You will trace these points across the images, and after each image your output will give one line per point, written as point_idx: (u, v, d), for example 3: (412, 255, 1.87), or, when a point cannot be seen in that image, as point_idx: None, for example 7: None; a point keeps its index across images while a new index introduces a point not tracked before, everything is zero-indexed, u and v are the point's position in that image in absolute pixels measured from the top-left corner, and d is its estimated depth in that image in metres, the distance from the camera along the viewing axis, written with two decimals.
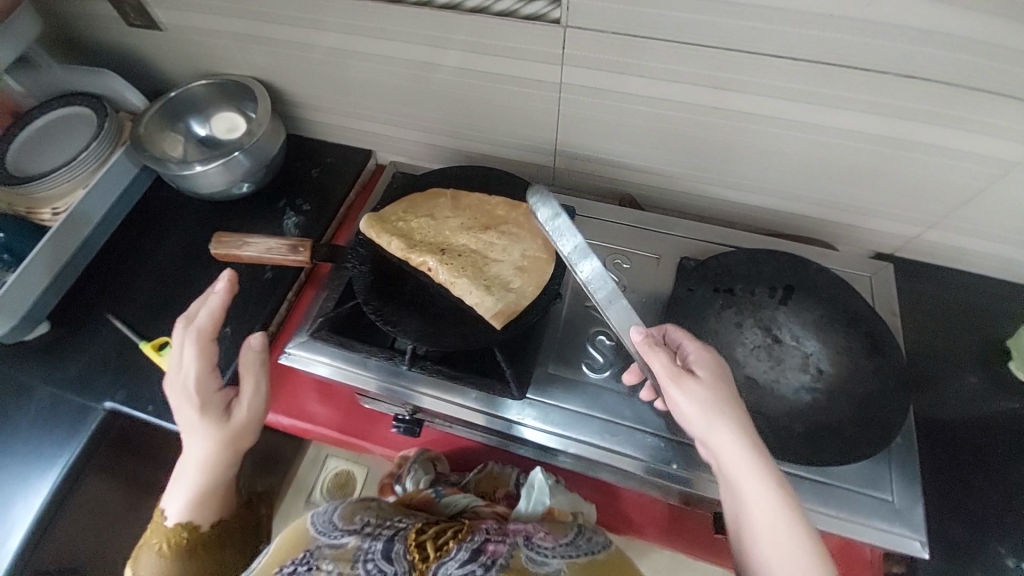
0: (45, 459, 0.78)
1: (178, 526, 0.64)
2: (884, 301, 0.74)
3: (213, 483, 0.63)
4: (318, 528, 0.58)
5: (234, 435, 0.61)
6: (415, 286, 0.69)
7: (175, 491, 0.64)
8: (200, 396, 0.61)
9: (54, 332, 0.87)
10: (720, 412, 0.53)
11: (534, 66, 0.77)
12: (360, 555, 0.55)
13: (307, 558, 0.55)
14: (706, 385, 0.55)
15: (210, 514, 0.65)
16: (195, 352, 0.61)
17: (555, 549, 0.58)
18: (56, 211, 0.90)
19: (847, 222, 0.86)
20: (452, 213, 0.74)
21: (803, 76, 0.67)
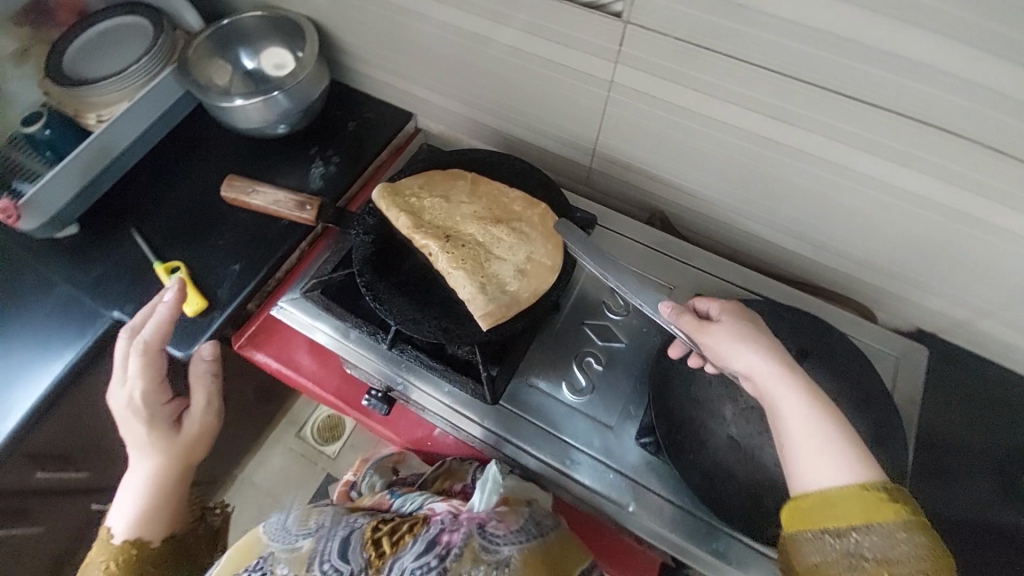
0: (51, 353, 0.82)
1: (125, 545, 0.64)
2: (906, 387, 0.68)
3: (162, 495, 0.66)
4: (273, 534, 0.59)
5: (184, 441, 0.68)
6: (413, 266, 0.68)
7: (119, 509, 0.66)
8: (149, 408, 0.67)
9: (80, 235, 0.91)
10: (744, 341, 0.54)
11: (587, 59, 0.72)
12: (315, 558, 0.56)
13: (261, 564, 0.56)
14: (727, 321, 0.56)
15: (160, 531, 0.66)
16: (142, 362, 0.67)
17: (507, 537, 0.59)
18: (101, 118, 0.92)
19: (890, 291, 0.79)
20: (468, 199, 0.71)
21: (873, 124, 0.61)
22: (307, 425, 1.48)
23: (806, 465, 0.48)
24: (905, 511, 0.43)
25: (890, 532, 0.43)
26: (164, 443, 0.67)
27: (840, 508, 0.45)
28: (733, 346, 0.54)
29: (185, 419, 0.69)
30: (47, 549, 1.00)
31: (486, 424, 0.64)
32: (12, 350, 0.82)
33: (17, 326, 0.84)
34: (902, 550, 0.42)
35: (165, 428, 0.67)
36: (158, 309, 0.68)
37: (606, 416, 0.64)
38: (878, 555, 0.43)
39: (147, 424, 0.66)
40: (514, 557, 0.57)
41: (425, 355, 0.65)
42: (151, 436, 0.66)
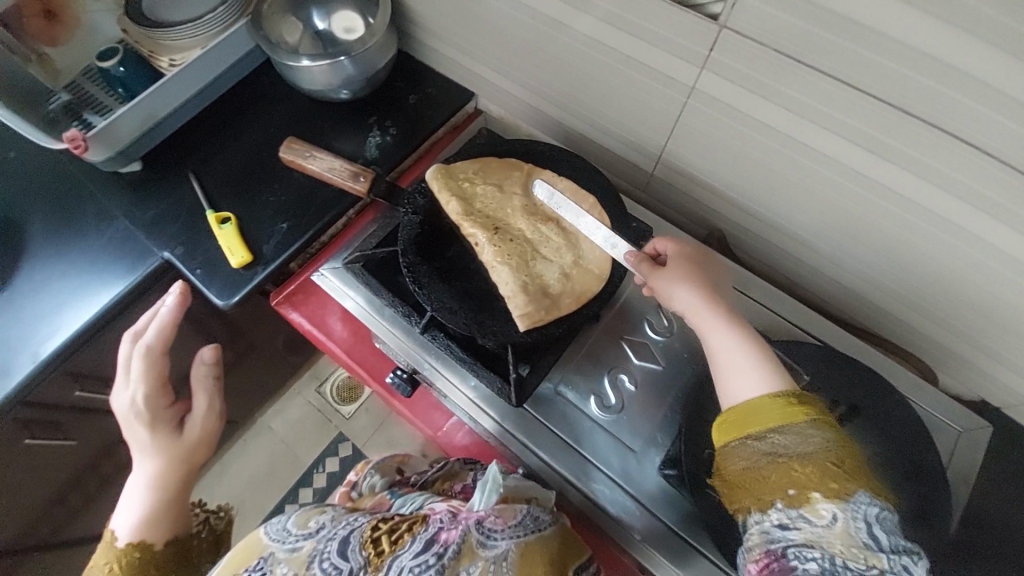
0: (102, 283, 0.85)
1: (129, 546, 0.61)
2: (960, 466, 0.63)
3: (166, 492, 0.64)
4: (272, 536, 0.58)
5: (185, 444, 0.66)
6: (457, 252, 0.67)
7: (125, 511, 0.63)
8: (151, 411, 0.66)
9: (143, 173, 0.94)
10: (680, 277, 0.57)
11: (668, 60, 0.68)
12: (315, 557, 0.55)
13: (261, 564, 0.55)
14: (671, 261, 0.59)
15: (165, 530, 0.63)
16: (144, 363, 0.67)
17: (502, 531, 0.59)
18: (173, 62, 0.93)
19: (959, 353, 0.72)
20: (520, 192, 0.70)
21: (983, 176, 0.54)
22: (329, 381, 1.52)
23: (730, 383, 0.50)
24: (814, 409, 0.46)
25: (803, 429, 0.44)
26: (166, 443, 0.65)
27: (761, 413, 0.47)
28: (678, 283, 0.57)
29: (186, 422, 0.68)
30: (78, 461, 1.06)
31: (507, 426, 0.63)
32: (67, 273, 0.86)
33: (75, 252, 0.87)
34: (811, 443, 0.44)
35: (167, 430, 0.66)
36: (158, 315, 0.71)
37: (631, 439, 0.61)
38: (794, 450, 0.44)
39: (149, 426, 0.66)
40: (510, 551, 0.58)
41: (456, 346, 0.64)
42: (153, 438, 0.66)
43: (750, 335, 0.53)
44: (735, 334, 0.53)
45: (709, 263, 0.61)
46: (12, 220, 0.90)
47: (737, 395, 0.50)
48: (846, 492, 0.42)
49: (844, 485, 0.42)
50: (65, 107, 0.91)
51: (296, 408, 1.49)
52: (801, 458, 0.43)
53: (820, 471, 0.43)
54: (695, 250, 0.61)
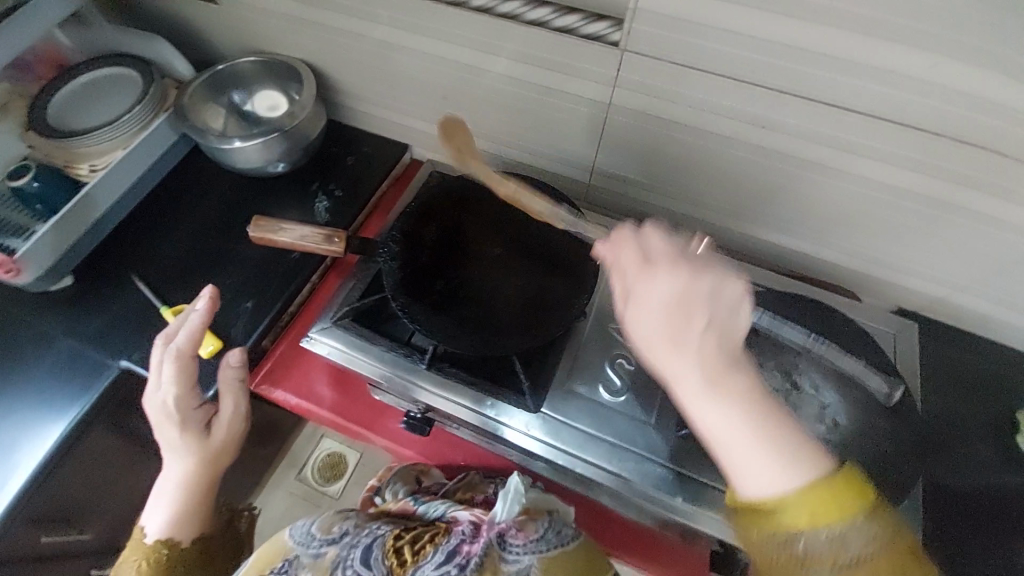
0: (55, 410, 0.79)
1: (158, 543, 0.70)
2: (907, 362, 0.74)
3: (192, 498, 0.71)
4: (297, 539, 0.69)
5: (211, 452, 0.71)
6: (443, 287, 0.72)
7: (156, 508, 0.71)
8: (181, 415, 0.69)
9: (75, 287, 0.88)
10: (660, 347, 0.48)
11: (582, 83, 0.78)
12: (339, 564, 0.64)
13: (287, 567, 0.65)
14: (646, 319, 0.48)
15: (190, 531, 0.72)
16: (173, 370, 0.68)
17: (528, 546, 0.64)
18: (94, 167, 0.90)
19: (873, 275, 0.86)
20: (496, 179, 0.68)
21: (846, 126, 0.68)
22: (308, 464, 1.44)
23: (742, 473, 0.46)
24: (859, 506, 0.43)
25: (843, 532, 0.43)
26: (195, 448, 0.69)
27: (790, 510, 0.44)
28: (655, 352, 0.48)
29: (213, 427, 0.71)
30: None
31: (536, 437, 0.66)
32: (11, 409, 0.78)
33: (17, 385, 0.80)
34: (855, 544, 0.43)
35: (196, 433, 0.70)
36: (188, 319, 0.69)
37: (646, 414, 0.66)
38: (834, 555, 0.43)
39: (180, 429, 0.69)
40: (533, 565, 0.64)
41: (462, 371, 0.68)
42: (182, 442, 0.69)
43: (755, 400, 0.46)
44: (738, 407, 0.46)
45: (696, 288, 0.48)
46: None
47: (753, 481, 0.46)
48: None
49: None
50: None
51: (278, 501, 1.39)
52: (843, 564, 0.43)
53: None
54: (677, 286, 0.48)
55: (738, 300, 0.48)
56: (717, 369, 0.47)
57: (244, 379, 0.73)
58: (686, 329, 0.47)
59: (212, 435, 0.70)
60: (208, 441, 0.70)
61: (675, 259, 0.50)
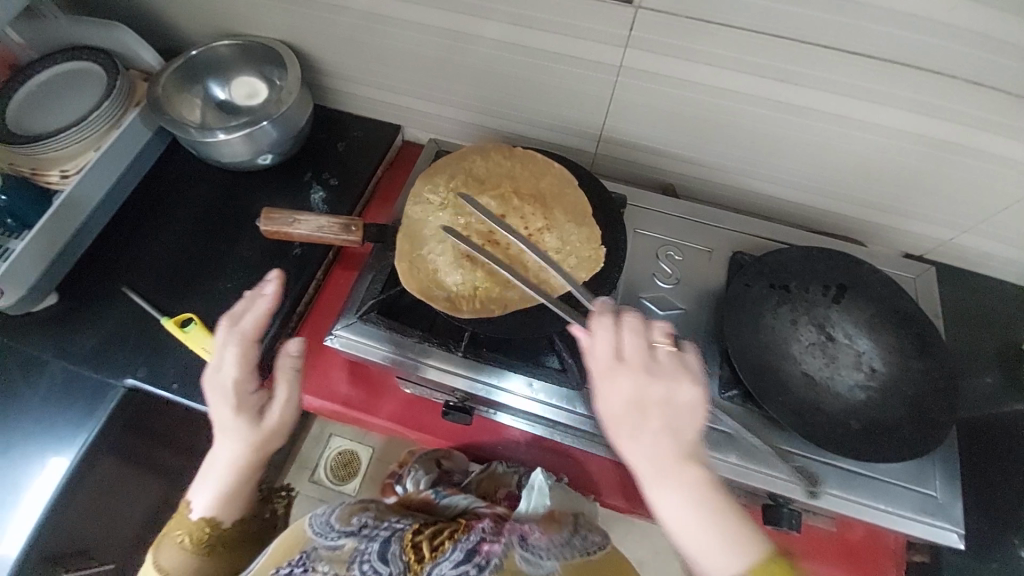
0: (57, 440, 0.73)
1: (202, 521, 0.63)
2: (927, 303, 0.75)
3: (240, 481, 0.62)
4: (316, 529, 0.66)
5: (264, 440, 0.61)
6: (435, 235, 0.68)
7: (202, 487, 0.63)
8: (236, 397, 0.59)
9: (62, 305, 0.82)
10: (622, 427, 0.50)
11: (592, 46, 0.75)
12: (355, 558, 0.62)
13: (303, 559, 0.62)
14: (613, 408, 0.51)
15: (234, 512, 0.64)
16: (236, 355, 0.59)
17: (551, 550, 0.65)
18: (65, 173, 0.83)
19: (880, 223, 0.87)
20: (534, 160, 0.74)
21: (862, 73, 0.67)
22: (320, 465, 1.41)
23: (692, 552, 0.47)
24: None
25: None
26: (246, 436, 0.59)
27: None
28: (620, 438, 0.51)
29: (269, 412, 0.61)
30: None
31: (577, 410, 0.66)
32: (13, 440, 0.74)
33: (13, 415, 0.75)
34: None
35: (250, 419, 0.60)
36: (260, 300, 0.60)
37: None
38: None
39: (234, 412, 0.59)
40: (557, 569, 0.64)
41: (504, 357, 0.67)
42: (234, 423, 0.60)
43: (706, 492, 0.48)
44: (689, 497, 0.48)
45: (651, 392, 0.50)
46: None
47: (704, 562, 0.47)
48: None
49: None
50: None
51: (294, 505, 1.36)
52: None
53: None
54: (631, 390, 0.50)
55: (694, 401, 0.50)
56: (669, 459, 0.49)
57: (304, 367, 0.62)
58: (642, 429, 0.50)
59: (266, 421, 0.60)
60: (260, 426, 0.60)
61: (642, 359, 0.52)
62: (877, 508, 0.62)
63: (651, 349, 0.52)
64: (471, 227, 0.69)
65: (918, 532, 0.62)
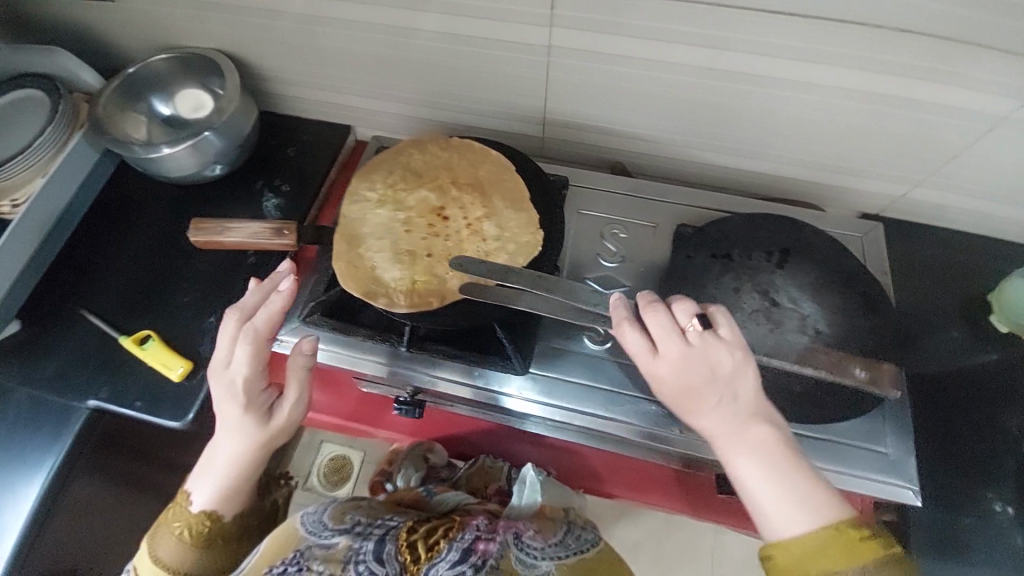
0: (26, 464, 0.74)
1: (202, 514, 0.60)
2: (875, 260, 0.75)
3: (242, 475, 0.60)
4: (309, 528, 0.64)
5: (272, 436, 0.61)
6: (373, 233, 0.68)
7: (203, 479, 0.61)
8: (247, 393, 0.60)
9: (24, 332, 0.82)
10: (686, 405, 0.54)
11: (521, 29, 0.74)
12: (350, 558, 0.60)
13: (297, 558, 0.59)
14: (674, 390, 0.54)
15: (236, 506, 0.62)
16: (250, 350, 0.59)
17: (545, 550, 0.68)
18: (17, 203, 0.83)
19: (835, 184, 0.86)
20: (472, 150, 0.73)
21: (793, 32, 0.65)
22: (313, 472, 1.41)
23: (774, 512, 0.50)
24: (877, 550, 0.47)
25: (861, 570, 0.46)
26: (255, 430, 0.60)
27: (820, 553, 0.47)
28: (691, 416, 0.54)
29: (277, 408, 0.61)
30: None
31: (529, 396, 0.66)
32: None
33: None
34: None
35: (260, 414, 0.60)
36: (272, 299, 0.61)
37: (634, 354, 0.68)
38: None
39: (243, 407, 0.59)
40: (552, 570, 0.66)
41: (451, 348, 0.66)
42: (243, 418, 0.59)
43: (775, 450, 0.52)
44: (762, 457, 0.51)
45: (699, 368, 0.53)
46: None
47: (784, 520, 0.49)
48: None
49: None
50: None
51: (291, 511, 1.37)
52: None
53: None
54: (682, 371, 0.53)
55: (741, 368, 0.54)
56: (735, 429, 0.53)
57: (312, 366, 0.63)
58: (704, 404, 0.53)
59: (275, 417, 0.60)
60: (270, 423, 0.60)
61: (683, 338, 0.54)
62: (832, 470, 0.62)
63: (686, 326, 0.55)
64: (410, 221, 0.69)
65: (873, 490, 0.62)
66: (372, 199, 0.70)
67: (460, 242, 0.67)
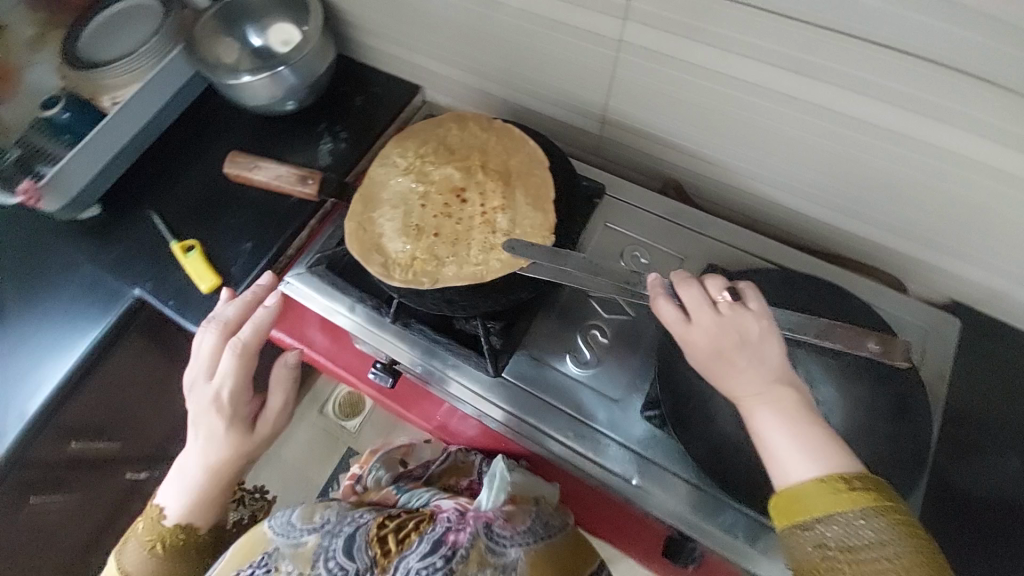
0: (79, 330, 0.86)
1: (176, 526, 0.64)
2: (933, 361, 0.67)
3: (212, 487, 0.65)
4: (277, 530, 0.62)
5: (252, 447, 0.66)
6: (392, 201, 0.69)
7: (176, 491, 0.65)
8: (230, 409, 0.64)
9: (102, 217, 0.94)
10: (717, 369, 0.52)
11: (595, 17, 0.68)
12: (320, 555, 0.59)
13: (266, 560, 0.60)
14: (707, 352, 0.52)
15: (211, 517, 0.66)
16: (235, 367, 0.63)
17: (512, 538, 0.64)
18: (115, 100, 0.93)
19: (917, 257, 0.75)
20: (512, 135, 0.70)
21: (907, 76, 0.55)
22: (330, 401, 1.49)
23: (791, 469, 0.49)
24: (868, 499, 0.45)
25: (852, 520, 0.45)
26: (236, 442, 0.64)
27: (812, 499, 0.47)
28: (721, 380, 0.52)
29: (262, 418, 0.66)
30: (100, 505, 1.13)
31: (492, 398, 0.67)
32: (43, 325, 0.87)
33: (48, 303, 0.88)
34: (881, 540, 0.44)
35: (242, 427, 0.64)
36: (257, 312, 0.65)
37: (611, 389, 0.66)
38: (844, 544, 0.45)
39: (226, 422, 0.63)
40: (520, 558, 0.62)
41: (429, 329, 0.69)
42: (226, 432, 0.64)
43: (796, 413, 0.50)
44: (786, 417, 0.50)
45: (733, 335, 0.51)
46: None
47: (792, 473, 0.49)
48: None
49: None
50: (17, 162, 0.88)
51: (303, 432, 1.46)
52: (851, 552, 0.44)
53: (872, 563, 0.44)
54: (718, 337, 0.51)
55: (770, 339, 0.52)
56: (763, 390, 0.51)
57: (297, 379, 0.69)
58: (735, 369, 0.51)
59: (259, 427, 0.65)
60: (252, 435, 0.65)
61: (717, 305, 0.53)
62: None
63: (718, 295, 0.54)
64: (429, 194, 0.68)
65: None
66: (402, 167, 0.71)
67: (470, 228, 0.66)
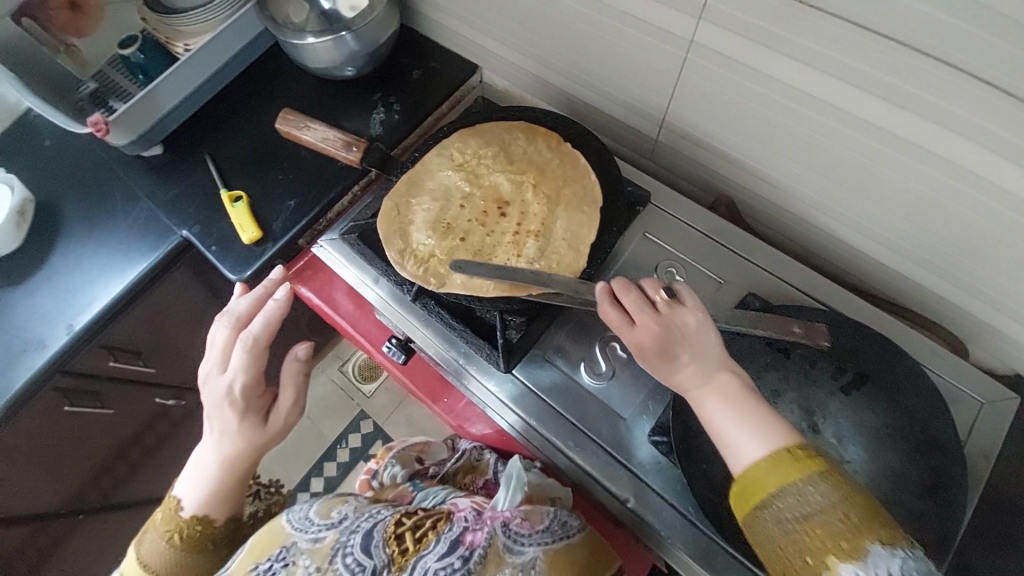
0: (129, 261, 0.91)
1: (193, 518, 0.64)
2: (983, 435, 0.61)
3: (229, 479, 0.64)
4: (295, 525, 0.60)
5: (266, 438, 0.65)
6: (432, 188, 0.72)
7: (192, 482, 0.65)
8: (243, 401, 0.64)
9: (164, 156, 0.98)
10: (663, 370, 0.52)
11: (669, 14, 0.64)
12: (337, 550, 0.57)
13: (283, 554, 0.57)
14: (651, 354, 0.52)
15: (227, 509, 0.65)
16: (246, 359, 0.64)
17: (532, 537, 0.62)
18: (188, 47, 0.96)
19: (984, 319, 0.68)
20: (574, 164, 0.70)
21: (1012, 121, 0.49)
22: (351, 361, 1.54)
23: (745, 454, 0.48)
24: (814, 465, 0.45)
25: (802, 488, 0.44)
26: (249, 433, 0.64)
27: (765, 475, 0.46)
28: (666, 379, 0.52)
29: (274, 412, 0.65)
30: (131, 423, 1.22)
31: (500, 393, 0.66)
32: (100, 250, 0.92)
33: (107, 231, 0.93)
34: (831, 505, 0.43)
35: (254, 418, 0.64)
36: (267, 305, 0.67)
37: (622, 406, 0.64)
38: (799, 515, 0.44)
39: (239, 413, 0.64)
40: (538, 557, 0.61)
41: (445, 314, 0.69)
42: (240, 424, 0.64)
43: (741, 397, 0.51)
44: (735, 407, 0.50)
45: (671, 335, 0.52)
46: (48, 204, 0.96)
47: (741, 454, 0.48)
48: (859, 548, 0.41)
49: (858, 542, 0.42)
50: (93, 94, 0.96)
51: (321, 386, 1.52)
52: (809, 523, 0.43)
53: (828, 532, 0.43)
54: (657, 338, 0.52)
55: (704, 331, 0.53)
56: (705, 382, 0.52)
57: (309, 373, 0.68)
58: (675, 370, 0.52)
59: (271, 421, 0.65)
60: (265, 427, 0.64)
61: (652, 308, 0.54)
62: None
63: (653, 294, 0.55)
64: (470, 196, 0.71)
65: None
66: (457, 162, 0.72)
67: (498, 244, 0.68)
